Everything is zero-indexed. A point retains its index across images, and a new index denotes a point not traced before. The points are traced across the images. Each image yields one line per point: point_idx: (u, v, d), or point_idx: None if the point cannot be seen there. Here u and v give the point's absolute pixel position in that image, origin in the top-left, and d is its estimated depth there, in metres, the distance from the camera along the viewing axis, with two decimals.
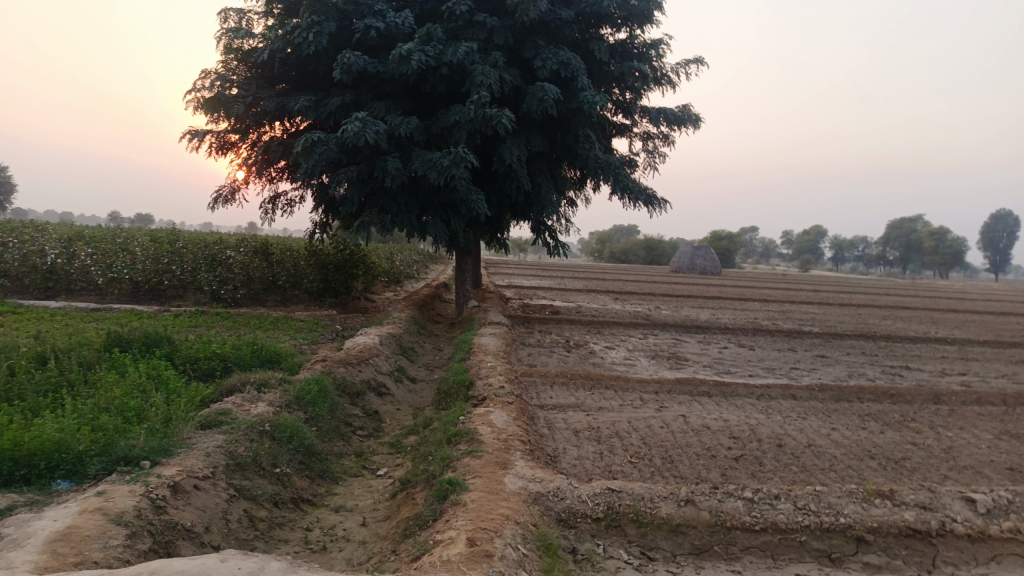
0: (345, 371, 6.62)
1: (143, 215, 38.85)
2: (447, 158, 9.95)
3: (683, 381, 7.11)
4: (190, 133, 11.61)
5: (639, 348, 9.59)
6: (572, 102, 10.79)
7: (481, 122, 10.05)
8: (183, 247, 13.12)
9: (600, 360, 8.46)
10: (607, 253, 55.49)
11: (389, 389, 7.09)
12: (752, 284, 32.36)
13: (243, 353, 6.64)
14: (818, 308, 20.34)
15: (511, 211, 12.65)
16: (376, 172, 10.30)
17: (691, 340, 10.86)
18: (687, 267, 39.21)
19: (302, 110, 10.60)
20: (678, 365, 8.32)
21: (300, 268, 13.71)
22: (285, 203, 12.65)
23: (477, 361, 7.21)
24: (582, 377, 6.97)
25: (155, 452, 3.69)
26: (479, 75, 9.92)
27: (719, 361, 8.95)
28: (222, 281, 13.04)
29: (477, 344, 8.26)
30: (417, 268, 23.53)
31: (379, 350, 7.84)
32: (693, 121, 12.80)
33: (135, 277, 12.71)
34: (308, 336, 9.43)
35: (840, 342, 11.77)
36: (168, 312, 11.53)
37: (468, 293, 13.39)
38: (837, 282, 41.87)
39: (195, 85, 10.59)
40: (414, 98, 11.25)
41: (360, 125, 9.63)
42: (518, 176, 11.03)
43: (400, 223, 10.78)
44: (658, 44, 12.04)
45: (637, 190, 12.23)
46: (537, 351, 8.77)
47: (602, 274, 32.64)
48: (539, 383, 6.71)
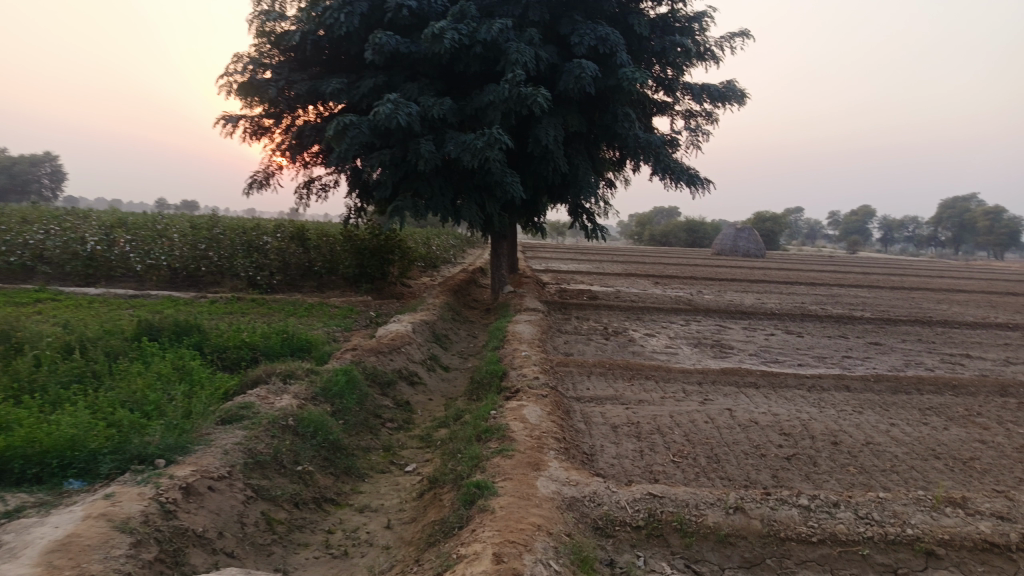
0: (375, 360, 6.43)
1: (187, 202, 39.42)
2: (481, 140, 9.67)
3: (728, 371, 6.75)
4: (223, 118, 11.53)
5: (680, 335, 9.21)
6: (610, 80, 10.39)
7: (516, 101, 9.74)
8: (220, 233, 13.12)
9: (639, 348, 8.13)
10: (647, 235, 54.66)
11: (422, 379, 6.88)
12: (797, 267, 31.45)
13: (273, 343, 6.50)
14: (868, 292, 19.58)
15: (548, 193, 12.34)
16: (409, 155, 10.09)
17: (735, 326, 10.43)
18: (729, 249, 38.30)
19: (334, 93, 10.42)
20: (722, 354, 7.95)
21: (335, 253, 13.61)
22: (319, 188, 12.54)
23: (512, 350, 6.95)
24: (621, 367, 6.66)
25: (171, 450, 3.53)
26: (513, 53, 9.61)
27: (765, 349, 8.53)
28: (258, 267, 13.00)
29: (513, 332, 8.00)
30: (454, 253, 23.36)
31: (412, 338, 7.63)
32: (739, 98, 12.27)
33: (172, 264, 12.75)
34: (341, 323, 9.29)
35: (893, 328, 11.21)
36: (205, 299, 11.53)
37: (504, 278, 13.14)
38: (885, 264, 40.52)
39: (228, 69, 10.48)
40: (448, 78, 10.98)
41: (391, 107, 9.40)
42: (554, 157, 10.70)
43: (434, 207, 10.56)
44: (701, 17, 11.55)
45: (679, 170, 11.79)
46: (575, 339, 8.47)
47: (641, 257, 32.05)
48: (576, 373, 6.42)
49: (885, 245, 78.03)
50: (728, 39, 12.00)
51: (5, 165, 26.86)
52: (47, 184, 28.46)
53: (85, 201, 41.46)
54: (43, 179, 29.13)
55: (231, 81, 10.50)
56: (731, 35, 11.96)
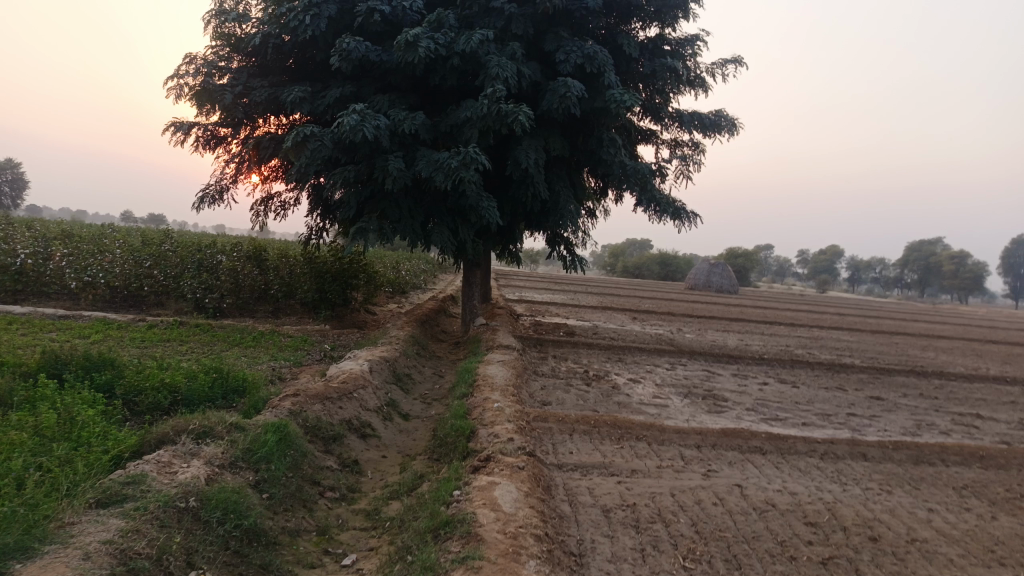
0: (321, 410, 5.45)
1: (152, 218, 38.72)
2: (455, 159, 8.82)
3: (730, 431, 5.90)
4: (174, 125, 10.54)
5: (668, 383, 8.37)
6: (597, 101, 9.65)
7: (496, 119, 8.93)
8: (168, 250, 12.05)
9: (625, 398, 7.24)
10: (620, 267, 54.23)
11: (375, 430, 5.91)
12: (771, 305, 31.03)
13: (199, 385, 5.49)
14: (850, 335, 19.02)
15: (525, 220, 11.51)
16: (376, 173, 9.19)
17: (725, 373, 9.61)
18: (702, 285, 37.88)
19: (296, 102, 9.51)
20: (717, 408, 7.10)
21: (294, 276, 12.57)
22: (277, 206, 11.55)
23: (481, 400, 6.00)
24: (607, 424, 5.78)
25: (3, 555, 2.53)
26: (495, 67, 8.83)
27: (762, 402, 7.71)
28: (207, 288, 11.90)
29: (483, 375, 7.04)
30: (424, 279, 22.46)
31: (368, 379, 6.66)
32: (730, 128, 11.60)
33: (112, 282, 11.60)
34: (291, 357, 8.31)
35: (889, 379, 10.49)
36: (143, 322, 10.41)
37: (476, 311, 12.23)
38: (857, 305, 40.41)
39: (180, 71, 9.51)
40: (423, 93, 10.14)
41: (358, 119, 8.51)
42: (534, 181, 9.88)
43: (402, 231, 9.64)
44: (693, 41, 10.91)
45: (665, 202, 11.05)
46: (553, 385, 7.56)
47: (615, 290, 31.38)
48: (556, 432, 5.50)
49: (853, 285, 78.62)
50: (721, 65, 11.36)
51: None
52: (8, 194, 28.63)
53: (47, 211, 40.37)
54: (3, 187, 29.01)
55: (184, 84, 9.52)
56: (723, 62, 11.32)
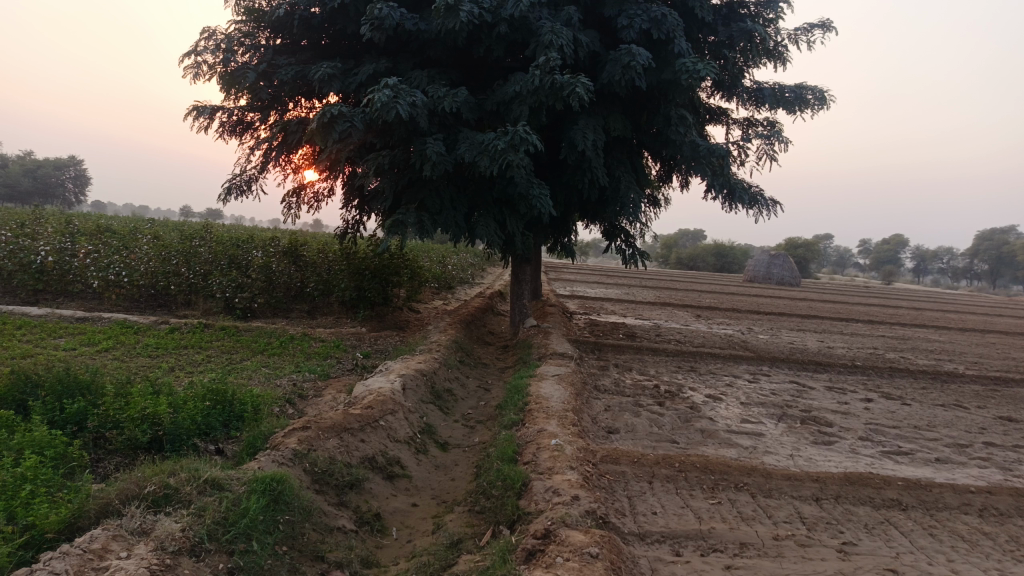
0: (336, 449, 4.37)
1: (209, 212, 39.14)
2: (503, 140, 7.64)
3: (856, 477, 4.60)
4: (196, 110, 9.62)
5: (755, 400, 7.06)
6: (664, 72, 8.34)
7: (549, 94, 7.71)
8: (196, 246, 11.20)
9: (708, 424, 5.99)
10: (673, 258, 52.40)
11: (406, 469, 4.81)
12: (839, 299, 29.08)
13: (187, 414, 4.49)
14: (939, 334, 17.22)
15: (581, 208, 10.27)
16: (413, 158, 8.08)
17: (817, 386, 8.24)
18: (762, 277, 35.96)
19: (325, 80, 8.45)
20: (825, 439, 5.78)
21: (331, 273, 11.60)
22: (309, 198, 10.58)
23: (534, 434, 4.83)
24: (697, 468, 4.54)
25: None
26: (548, 33, 7.62)
27: (876, 427, 6.34)
28: (237, 287, 10.98)
29: (536, 396, 5.87)
30: (471, 272, 21.49)
31: (400, 402, 5.56)
32: (818, 101, 10.02)
33: (137, 281, 10.78)
34: (318, 368, 7.27)
35: (1010, 392, 8.94)
36: (165, 325, 9.54)
37: (526, 310, 11.06)
38: (931, 298, 37.85)
39: (197, 48, 8.50)
40: (466, 68, 9.00)
41: (390, 95, 7.38)
42: (592, 166, 8.66)
43: (443, 224, 8.53)
44: (776, 2, 9.48)
45: (740, 188, 9.66)
46: (619, 406, 6.34)
47: (672, 283, 29.84)
48: (632, 480, 4.29)
49: (920, 276, 74.73)
50: (807, 31, 9.89)
51: (31, 168, 27.12)
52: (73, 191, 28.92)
53: (110, 207, 41.22)
54: (68, 184, 29.24)
55: (202, 63, 8.50)
56: (808, 26, 9.86)
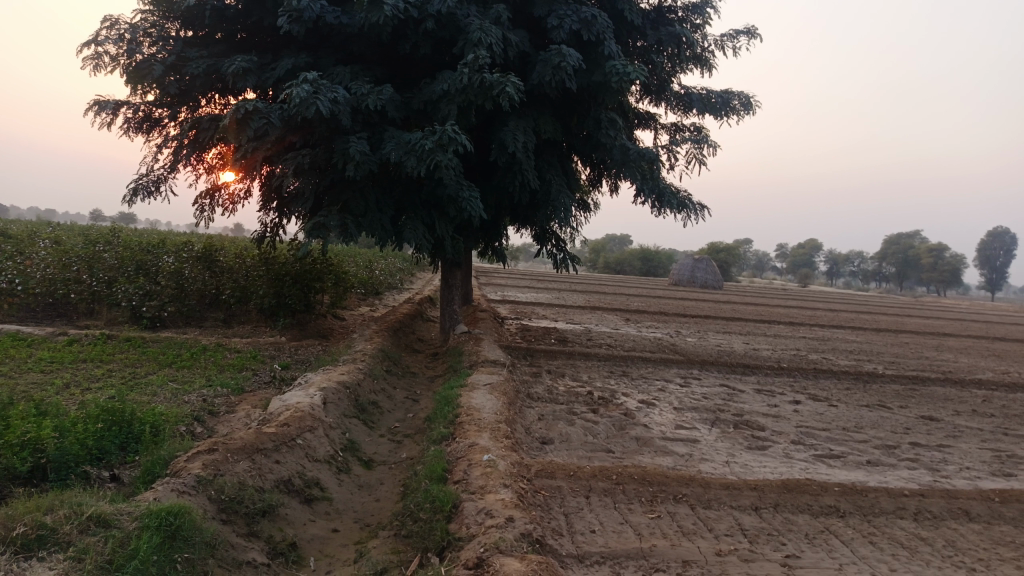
0: (246, 474, 3.97)
1: (122, 216, 37.16)
2: (430, 140, 7.35)
3: (793, 484, 4.51)
4: (97, 105, 8.91)
5: (688, 405, 6.99)
6: (595, 74, 8.23)
7: (478, 93, 7.46)
8: (99, 251, 10.40)
9: (644, 431, 5.84)
10: (601, 263, 53.00)
11: (325, 491, 4.45)
12: (761, 302, 29.93)
13: (76, 439, 4.00)
14: (855, 335, 17.83)
15: (511, 212, 10.06)
16: (335, 157, 7.68)
17: (746, 389, 8.26)
18: (687, 280, 36.70)
19: (240, 75, 7.95)
20: (758, 444, 5.73)
21: (249, 280, 11.03)
22: (225, 200, 10.00)
23: (464, 449, 4.54)
24: (634, 480, 4.35)
25: None
26: (476, 31, 7.38)
27: (807, 430, 6.34)
28: (145, 295, 10.26)
29: (466, 407, 5.60)
30: (399, 277, 21.00)
31: (321, 417, 5.18)
32: (743, 106, 10.14)
33: (32, 290, 9.91)
34: (232, 381, 6.77)
35: (927, 391, 9.21)
36: (63, 337, 8.77)
37: (455, 317, 10.76)
38: (845, 300, 39.49)
39: (98, 37, 7.82)
40: (392, 66, 8.66)
41: (310, 90, 6.98)
42: (523, 168, 8.47)
43: (368, 227, 8.16)
44: (703, 7, 9.52)
45: (669, 193, 9.65)
46: (553, 415, 6.13)
47: (601, 287, 30.06)
48: (569, 496, 4.08)
49: (833, 278, 78.15)
50: (733, 37, 9.99)
51: None
52: None
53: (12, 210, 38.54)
54: None
55: (103, 54, 7.82)
56: (735, 33, 9.96)
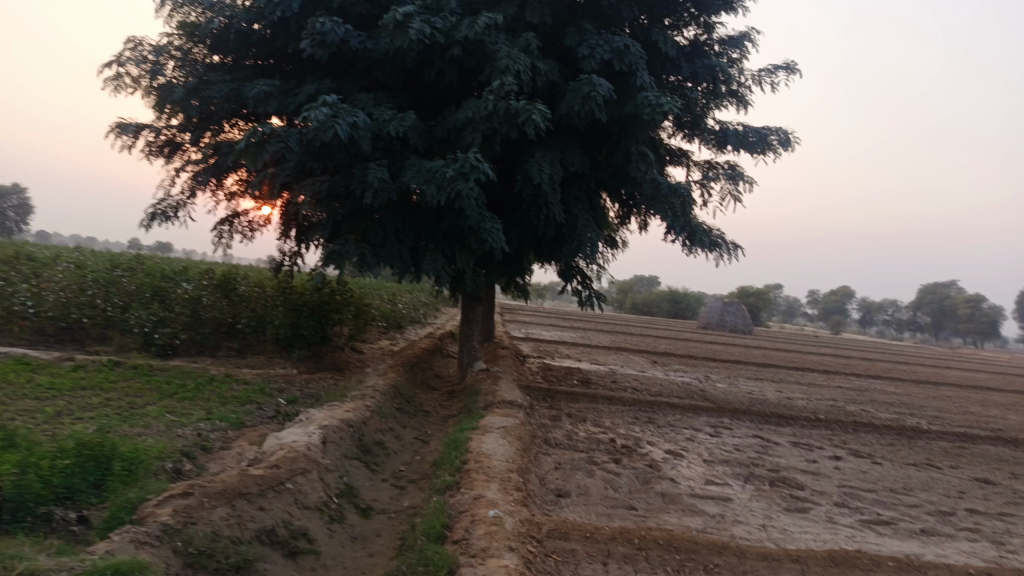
0: (222, 524, 3.57)
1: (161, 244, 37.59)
2: (451, 168, 7.03)
3: (841, 556, 3.96)
4: (119, 127, 8.78)
5: (720, 458, 6.44)
6: (626, 106, 7.89)
7: (503, 121, 7.16)
8: (116, 275, 10.19)
9: (671, 486, 5.32)
10: (628, 303, 52.29)
11: (312, 544, 4.02)
12: (793, 348, 28.99)
13: (41, 475, 3.63)
14: (894, 386, 16.99)
15: (536, 246, 9.68)
16: (352, 184, 7.41)
17: (783, 441, 7.67)
18: (716, 324, 35.87)
19: (260, 98, 7.75)
20: (798, 506, 5.17)
21: (266, 309, 10.79)
22: (243, 227, 9.79)
23: (470, 502, 4.08)
24: (660, 545, 3.84)
25: None
26: (503, 57, 7.11)
27: (851, 491, 5.76)
28: (159, 322, 9.96)
29: (477, 452, 5.15)
30: (423, 311, 20.67)
31: (318, 459, 4.77)
32: (782, 143, 9.70)
33: (45, 313, 9.70)
34: (234, 415, 6.40)
35: (979, 451, 8.51)
36: (69, 362, 8.49)
37: (474, 354, 10.33)
38: (879, 349, 38.22)
39: (120, 58, 7.73)
40: (417, 94, 8.43)
41: (328, 113, 6.73)
42: (548, 201, 8.11)
43: (385, 257, 7.83)
44: (740, 41, 9.17)
45: (701, 231, 9.19)
46: (572, 464, 5.64)
47: (627, 328, 29.41)
48: (583, 562, 3.59)
49: (866, 326, 76.27)
50: (771, 73, 9.62)
51: None
52: (14, 219, 26.02)
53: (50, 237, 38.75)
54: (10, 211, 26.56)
55: (124, 75, 7.73)
56: (772, 68, 9.59)
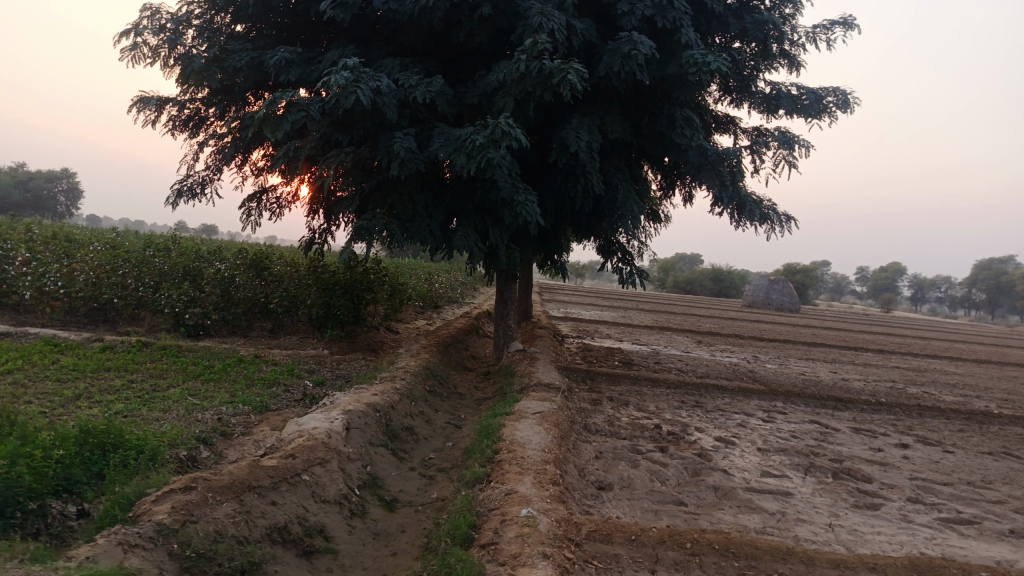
0: (227, 523, 3.23)
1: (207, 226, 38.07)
2: (482, 135, 6.57)
3: (927, 565, 3.44)
4: (141, 101, 8.52)
5: (776, 446, 5.93)
6: (670, 66, 7.31)
7: (537, 84, 6.65)
8: (148, 255, 10.03)
9: (724, 479, 4.84)
10: (670, 282, 51.28)
11: (329, 542, 3.67)
12: (843, 327, 27.93)
13: (33, 465, 3.35)
14: (956, 367, 16.07)
15: (574, 220, 9.18)
16: (379, 154, 7.00)
17: (842, 427, 7.10)
18: (762, 303, 34.85)
19: (283, 67, 7.38)
20: (867, 502, 4.64)
21: (298, 289, 10.56)
22: (271, 203, 9.51)
23: (500, 498, 3.68)
24: (715, 551, 3.38)
25: None
26: (536, 14, 6.59)
27: (925, 485, 5.20)
28: (189, 301, 9.60)
29: (510, 441, 4.75)
30: (461, 292, 20.37)
31: (338, 447, 4.42)
32: (840, 105, 8.98)
33: (76, 293, 9.57)
34: (257, 398, 6.10)
35: None
36: (98, 343, 8.34)
37: (511, 334, 9.92)
38: (933, 327, 36.72)
39: (137, 27, 7.43)
40: (446, 60, 7.97)
41: (350, 78, 6.31)
42: (586, 171, 7.60)
43: (415, 233, 7.43)
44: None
45: (751, 202, 8.57)
46: (614, 453, 5.20)
47: (670, 307, 28.69)
48: (628, 570, 3.16)
49: (918, 304, 73.67)
50: (827, 29, 8.90)
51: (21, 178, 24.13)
52: (66, 203, 25.90)
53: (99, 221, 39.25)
54: (61, 195, 26.40)
55: (141, 45, 7.44)
56: (829, 24, 8.87)
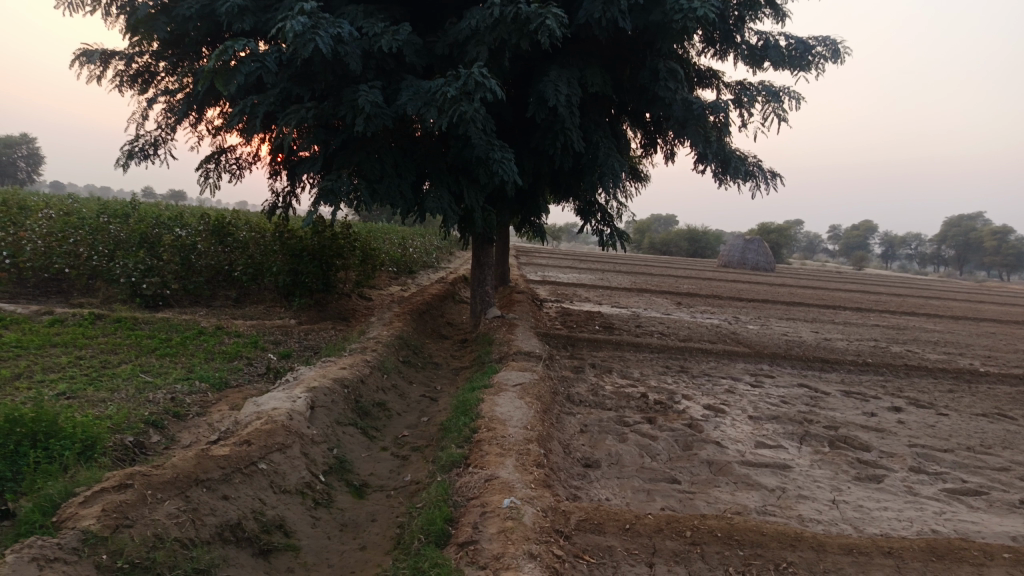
0: (170, 524, 2.84)
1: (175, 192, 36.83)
2: (454, 87, 6.08)
3: (945, 548, 3.17)
4: (84, 55, 7.86)
5: (769, 414, 5.64)
6: (653, 12, 6.83)
7: (512, 31, 6.15)
8: (100, 221, 9.40)
9: (718, 452, 4.53)
10: (647, 243, 51.10)
11: (289, 538, 3.30)
12: (819, 286, 27.97)
13: None
14: (933, 324, 16.04)
15: (552, 180, 8.73)
16: (343, 109, 6.47)
17: (832, 391, 6.86)
18: (738, 262, 34.79)
19: (235, 15, 6.77)
20: (870, 474, 4.38)
21: (264, 256, 10.03)
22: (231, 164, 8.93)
23: (480, 486, 3.33)
24: (716, 539, 3.07)
25: None
26: None
27: (925, 452, 4.95)
28: (147, 270, 9.02)
29: (488, 418, 4.39)
30: (436, 256, 19.88)
31: (301, 430, 4.03)
32: (829, 56, 8.57)
33: (24, 264, 8.95)
34: (217, 374, 5.66)
35: None
36: (47, 317, 7.79)
37: (488, 300, 9.53)
38: (905, 284, 37.01)
39: None
40: (414, 7, 7.40)
41: (307, 24, 5.76)
42: (565, 127, 7.15)
43: (384, 195, 6.96)
44: None
45: (736, 158, 8.18)
46: (600, 427, 4.87)
47: (647, 268, 28.46)
48: (623, 565, 2.84)
49: (889, 261, 74.51)
50: None
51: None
52: (26, 168, 24.36)
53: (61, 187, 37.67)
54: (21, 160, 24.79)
55: None
56: None
